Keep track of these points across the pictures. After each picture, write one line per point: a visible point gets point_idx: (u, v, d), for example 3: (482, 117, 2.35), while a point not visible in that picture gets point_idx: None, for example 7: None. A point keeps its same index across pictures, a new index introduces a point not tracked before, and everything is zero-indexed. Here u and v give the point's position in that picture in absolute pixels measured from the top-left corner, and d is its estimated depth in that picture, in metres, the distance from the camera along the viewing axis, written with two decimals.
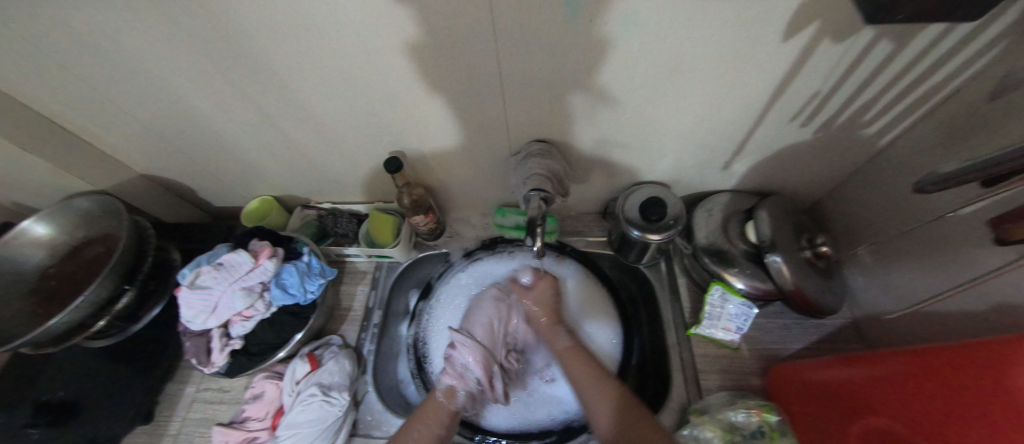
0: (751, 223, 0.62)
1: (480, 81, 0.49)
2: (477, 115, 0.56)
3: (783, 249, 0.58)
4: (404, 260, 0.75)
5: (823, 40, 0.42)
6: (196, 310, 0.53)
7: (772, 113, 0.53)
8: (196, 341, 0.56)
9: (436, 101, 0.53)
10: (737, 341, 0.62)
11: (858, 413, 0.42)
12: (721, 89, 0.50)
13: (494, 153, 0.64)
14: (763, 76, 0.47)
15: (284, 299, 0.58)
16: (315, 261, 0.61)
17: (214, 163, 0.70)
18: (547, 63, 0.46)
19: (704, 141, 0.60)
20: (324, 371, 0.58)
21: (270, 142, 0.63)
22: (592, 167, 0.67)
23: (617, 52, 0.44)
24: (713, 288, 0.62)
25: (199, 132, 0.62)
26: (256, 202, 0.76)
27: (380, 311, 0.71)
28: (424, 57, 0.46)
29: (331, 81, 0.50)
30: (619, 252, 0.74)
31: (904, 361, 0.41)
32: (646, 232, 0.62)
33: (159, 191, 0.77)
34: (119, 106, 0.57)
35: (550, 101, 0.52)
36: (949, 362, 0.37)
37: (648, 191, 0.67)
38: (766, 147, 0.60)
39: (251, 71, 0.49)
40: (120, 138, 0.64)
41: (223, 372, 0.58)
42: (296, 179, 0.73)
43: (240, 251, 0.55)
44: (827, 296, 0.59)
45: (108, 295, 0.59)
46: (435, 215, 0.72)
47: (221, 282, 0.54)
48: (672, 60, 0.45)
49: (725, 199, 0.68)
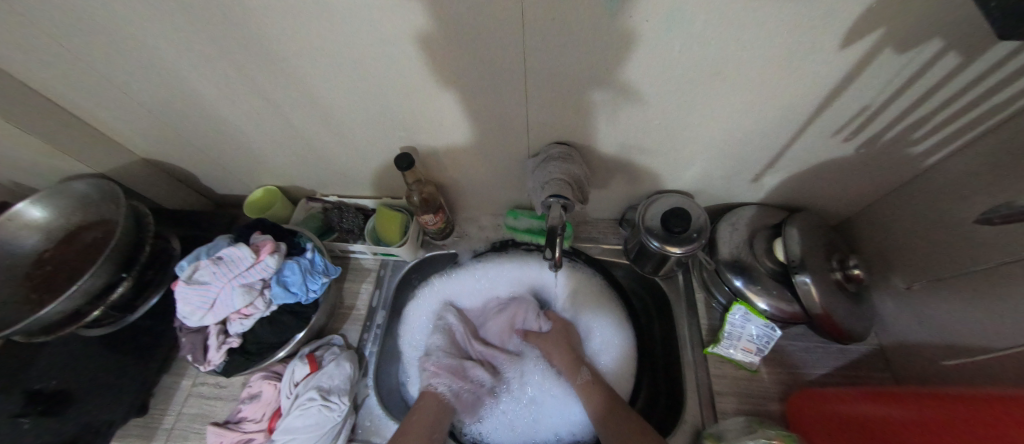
0: (779, 240, 0.58)
1: (502, 77, 0.46)
2: (496, 114, 0.52)
3: (814, 270, 0.55)
4: (410, 260, 0.72)
5: (884, 50, 0.38)
6: (193, 307, 0.51)
7: (814, 125, 0.50)
8: (192, 338, 0.54)
9: (453, 96, 0.49)
10: (757, 363, 0.59)
11: None
12: (761, 97, 0.46)
13: (511, 153, 0.60)
14: (811, 84, 0.44)
15: (285, 298, 0.55)
16: (319, 259, 0.59)
17: (216, 151, 0.67)
18: (577, 60, 0.42)
19: (736, 152, 0.56)
20: (324, 374, 0.56)
21: (275, 131, 0.60)
22: (612, 173, 0.64)
23: (654, 52, 0.40)
24: (735, 308, 0.58)
25: (202, 118, 0.59)
26: (260, 192, 0.73)
27: (384, 311, 0.68)
28: (442, 49, 0.42)
29: (340, 71, 0.47)
30: (634, 262, 0.71)
31: (952, 408, 0.37)
32: (667, 244, 0.59)
33: (161, 177, 0.74)
34: (117, 87, 0.54)
35: (576, 101, 0.49)
36: (992, 412, 0.33)
37: (670, 200, 0.63)
38: (802, 160, 0.56)
39: (258, 58, 0.46)
40: (118, 119, 0.61)
41: (220, 371, 0.56)
42: (302, 171, 0.70)
43: (241, 245, 0.52)
44: (858, 322, 0.56)
45: (104, 283, 0.58)
46: (445, 214, 0.69)
47: (220, 278, 0.51)
48: (715, 62, 0.41)
49: (751, 213, 0.65)
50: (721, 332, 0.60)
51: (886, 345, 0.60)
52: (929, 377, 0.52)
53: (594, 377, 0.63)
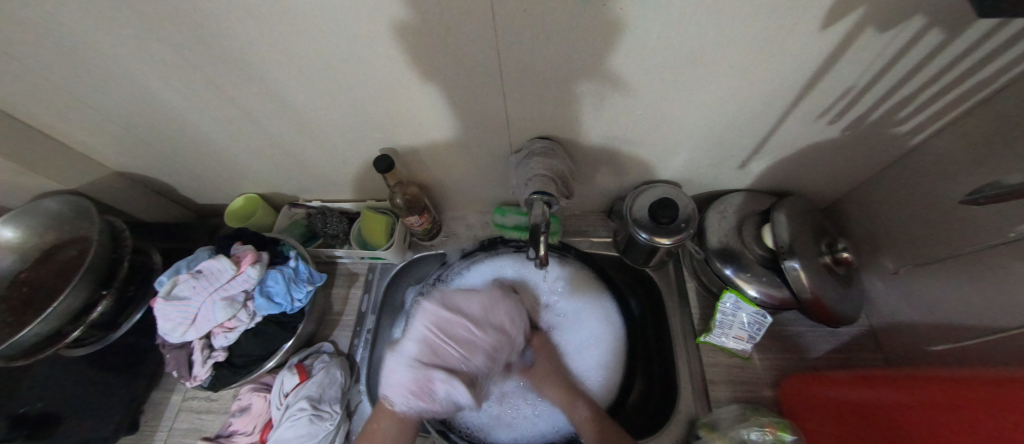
0: (767, 226, 0.58)
1: (478, 73, 0.44)
2: (476, 110, 0.51)
3: (802, 255, 0.54)
4: (398, 262, 0.71)
5: (866, 29, 0.37)
6: (173, 323, 0.50)
7: (798, 110, 0.49)
8: (175, 354, 0.52)
9: (429, 94, 0.48)
10: (749, 350, 0.59)
11: (871, 416, 0.42)
12: (743, 82, 0.45)
13: (494, 150, 0.59)
14: (793, 67, 0.43)
15: (269, 309, 0.54)
16: (303, 266, 0.58)
17: (192, 161, 0.65)
18: (554, 53, 0.41)
19: (721, 139, 0.55)
20: (313, 383, 0.55)
21: (251, 138, 0.58)
22: (599, 165, 0.63)
23: (632, 40, 0.39)
24: (726, 296, 0.58)
25: (174, 128, 0.57)
26: (241, 201, 0.72)
27: (374, 316, 0.67)
28: (413, 46, 0.40)
29: (310, 73, 0.45)
30: (624, 254, 0.70)
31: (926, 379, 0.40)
32: (655, 235, 0.59)
33: (137, 189, 0.72)
34: (81, 100, 0.52)
35: (555, 94, 0.48)
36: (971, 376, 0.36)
37: (657, 191, 0.63)
38: (788, 145, 0.56)
39: (224, 63, 0.44)
40: (86, 133, 0.59)
41: (206, 386, 0.54)
42: (282, 177, 0.68)
43: (221, 257, 0.51)
44: (847, 304, 0.56)
45: (81, 303, 0.56)
46: (430, 215, 0.68)
47: (201, 293, 0.50)
48: (694, 49, 0.40)
49: (739, 199, 0.64)
50: (712, 321, 0.60)
51: (876, 326, 0.61)
52: (920, 357, 0.52)
53: (593, 410, 0.57)
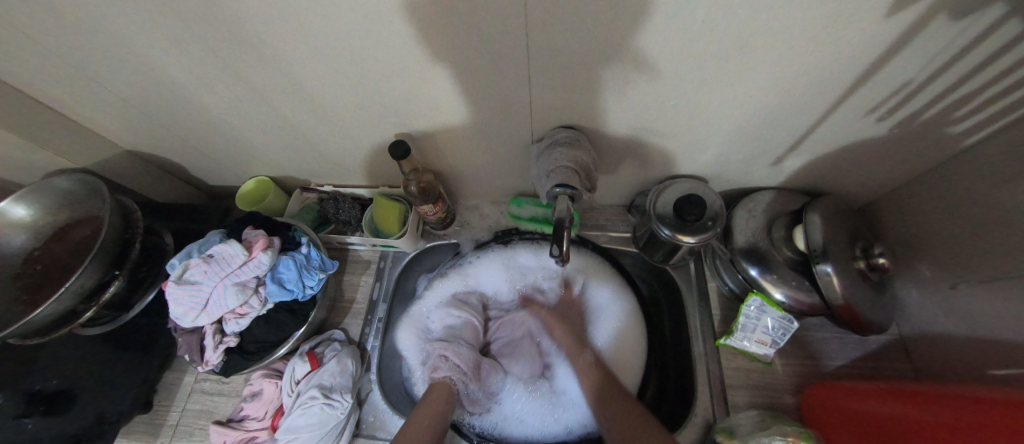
0: (800, 228, 0.55)
1: (502, 57, 0.42)
2: (497, 96, 0.48)
3: (836, 259, 0.52)
4: (410, 251, 0.69)
5: (937, 18, 0.33)
6: (185, 307, 0.49)
7: (845, 105, 0.45)
8: (187, 338, 0.52)
9: (449, 78, 0.45)
10: (772, 355, 0.56)
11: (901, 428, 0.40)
12: (788, 73, 0.42)
13: (514, 138, 0.56)
14: (848, 57, 0.39)
15: (281, 295, 0.53)
16: (315, 253, 0.57)
17: (203, 141, 0.63)
18: (586, 36, 0.38)
19: (756, 134, 0.52)
20: (325, 371, 0.55)
21: (261, 119, 0.56)
22: (622, 158, 0.60)
23: (674, 25, 0.36)
24: (752, 298, 0.55)
25: (183, 108, 0.55)
26: (252, 183, 0.70)
27: (385, 305, 0.66)
28: (435, 26, 0.38)
29: (323, 53, 0.42)
30: (643, 250, 0.68)
31: (974, 400, 0.37)
32: (679, 233, 0.56)
33: (148, 169, 0.71)
34: (87, 76, 0.50)
35: (583, 81, 0.45)
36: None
37: (683, 186, 0.60)
38: (829, 142, 0.52)
39: (234, 41, 0.42)
40: (94, 111, 0.57)
41: (218, 371, 0.54)
42: (294, 161, 0.67)
43: (232, 242, 0.50)
44: (880, 312, 0.53)
45: (95, 283, 0.56)
46: (444, 204, 0.66)
47: (212, 277, 0.49)
48: (740, 36, 0.37)
49: (769, 198, 0.61)
50: (734, 324, 0.58)
51: (906, 335, 0.58)
52: (958, 370, 0.50)
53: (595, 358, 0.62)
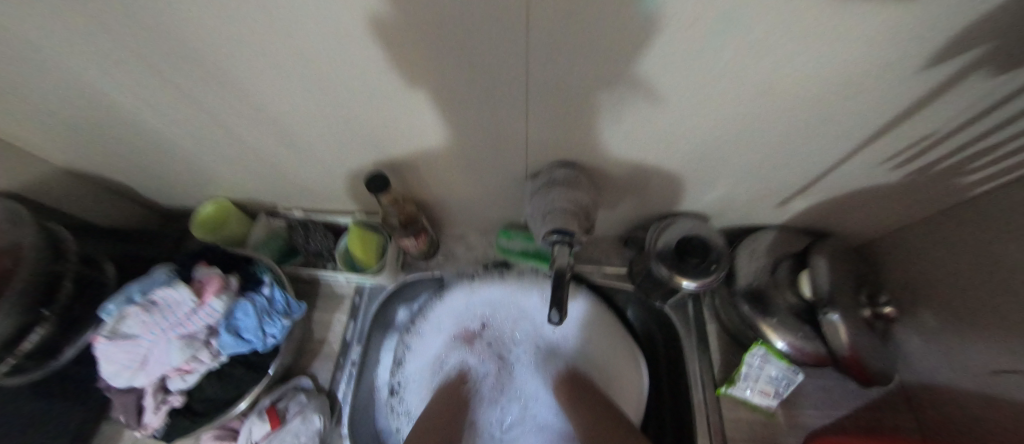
0: (805, 273, 0.52)
1: (498, 92, 0.37)
2: (489, 130, 0.43)
3: (843, 308, 0.49)
4: (388, 285, 0.63)
5: (974, 74, 0.31)
6: (119, 365, 0.42)
7: (861, 153, 0.43)
8: (122, 399, 0.44)
9: (433, 107, 0.40)
10: (774, 406, 0.54)
11: None
12: (803, 122, 0.39)
13: (505, 171, 0.52)
14: (869, 108, 0.36)
15: (237, 347, 0.47)
16: (279, 295, 0.50)
17: (152, 162, 0.56)
18: (592, 74, 0.34)
19: (764, 176, 0.49)
20: (288, 432, 0.49)
21: (224, 144, 0.50)
22: (621, 194, 0.56)
23: (692, 66, 0.32)
24: (755, 347, 0.52)
25: (126, 126, 0.48)
26: (209, 206, 0.62)
27: (359, 347, 0.60)
28: (421, 53, 0.32)
29: (293, 77, 0.37)
30: (640, 288, 0.63)
31: None
32: (678, 274, 0.52)
33: (85, 188, 0.62)
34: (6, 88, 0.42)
35: (585, 117, 0.40)
36: None
37: (684, 226, 0.56)
38: (838, 186, 0.50)
39: (181, 58, 0.35)
40: (18, 125, 0.49)
41: (160, 435, 0.47)
42: (260, 186, 0.60)
43: (179, 287, 0.44)
44: (883, 363, 0.51)
45: (15, 328, 0.48)
46: (428, 236, 0.61)
47: (152, 330, 0.43)
48: (761, 83, 0.34)
49: (771, 238, 0.59)
50: (736, 372, 0.54)
51: (908, 384, 0.56)
52: (963, 429, 0.48)
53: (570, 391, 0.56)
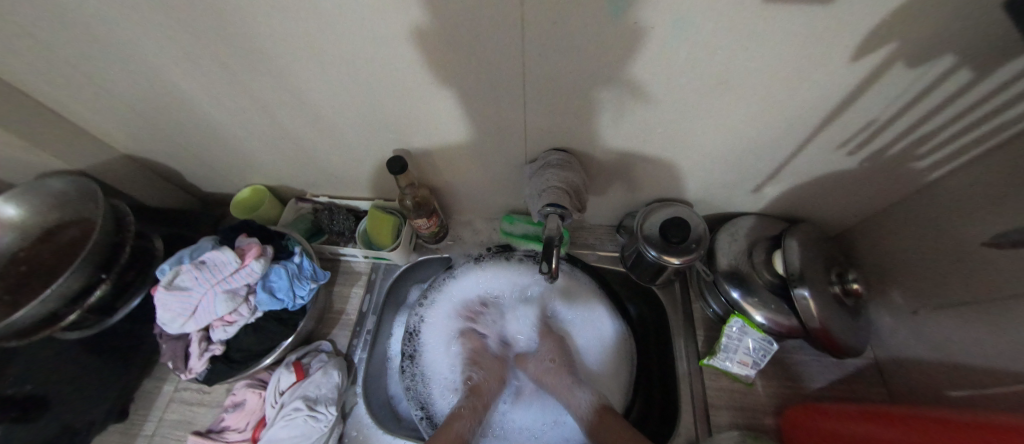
0: (779, 252, 0.58)
1: (500, 83, 0.44)
2: (493, 118, 0.51)
3: (812, 284, 0.54)
4: (402, 263, 0.70)
5: (895, 65, 0.37)
6: (173, 313, 0.49)
7: (819, 139, 0.49)
8: (172, 345, 0.51)
9: (446, 97, 0.47)
10: (753, 376, 0.58)
11: None
12: (762, 111, 0.45)
13: (508, 157, 0.58)
14: (816, 97, 0.42)
15: (271, 305, 0.54)
16: (308, 263, 0.57)
17: (201, 148, 0.64)
18: (577, 66, 0.41)
19: (737, 162, 0.55)
20: (311, 383, 0.54)
21: (266, 131, 0.58)
22: (611, 180, 0.62)
23: (659, 60, 0.39)
24: (733, 320, 0.57)
25: (185, 115, 0.56)
26: (245, 192, 0.71)
27: (374, 317, 0.67)
28: (438, 48, 0.40)
29: (333, 70, 0.44)
30: (631, 270, 0.69)
31: (946, 431, 0.36)
32: (665, 255, 0.58)
33: (142, 175, 0.71)
34: (93, 81, 0.51)
35: (574, 106, 0.47)
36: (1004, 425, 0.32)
37: (670, 210, 0.62)
38: (805, 172, 0.55)
39: (244, 53, 0.43)
40: (95, 114, 0.58)
41: (202, 379, 0.53)
42: (291, 171, 0.68)
43: (226, 250, 0.50)
44: (852, 335, 0.55)
45: (81, 286, 0.56)
46: (439, 218, 0.67)
47: (202, 284, 0.49)
48: (721, 75, 0.40)
49: (750, 223, 0.64)
50: (718, 344, 0.59)
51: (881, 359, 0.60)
52: (927, 396, 0.51)
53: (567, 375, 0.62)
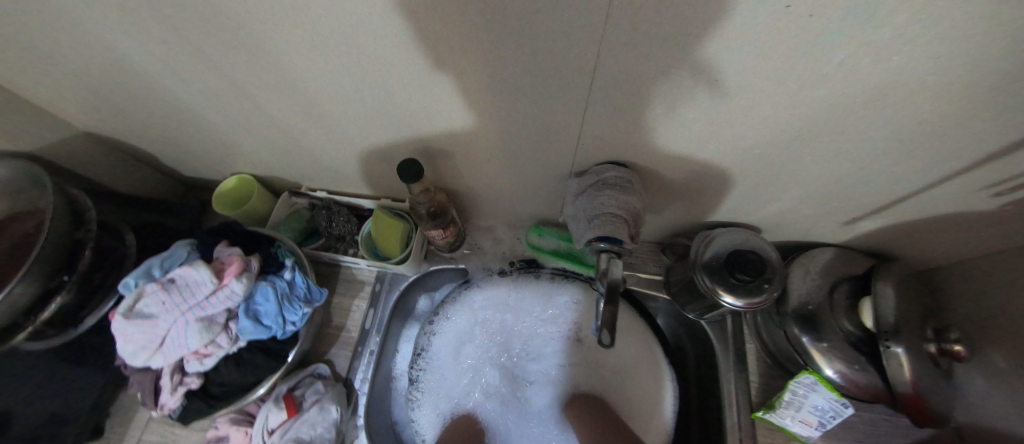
0: (868, 299, 0.47)
1: (555, 78, 0.32)
2: (537, 121, 0.39)
3: (908, 339, 0.44)
4: (411, 274, 0.61)
5: None
6: (135, 346, 0.40)
7: (966, 174, 0.37)
8: (140, 377, 0.43)
9: (478, 91, 0.35)
10: (816, 437, 0.50)
11: None
12: (905, 136, 0.33)
13: (547, 166, 0.47)
14: (998, 124, 0.30)
15: (256, 333, 0.45)
16: (300, 280, 0.48)
17: (172, 130, 0.53)
18: (669, 62, 0.29)
19: (839, 190, 0.43)
20: (304, 422, 0.47)
21: (248, 117, 0.46)
22: (670, 197, 0.51)
23: (794, 61, 0.27)
24: (803, 376, 0.48)
25: (145, 91, 0.45)
26: (232, 180, 0.61)
27: (378, 336, 0.58)
28: (473, 25, 0.28)
29: (325, 47, 0.32)
30: (676, 299, 0.60)
31: None
32: (719, 287, 0.49)
33: (109, 154, 0.60)
34: (17, 43, 0.39)
35: (647, 113, 0.35)
36: None
37: (736, 236, 0.52)
38: (923, 207, 0.44)
39: (202, 17, 0.31)
40: (35, 84, 0.46)
41: (177, 417, 0.45)
42: (284, 163, 0.57)
43: (199, 266, 0.41)
44: (945, 402, 0.46)
45: (35, 295, 0.47)
46: (456, 228, 0.57)
47: (170, 312, 0.40)
48: (876, 88, 0.28)
49: (830, 255, 0.54)
50: (777, 399, 0.50)
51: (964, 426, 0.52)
52: None
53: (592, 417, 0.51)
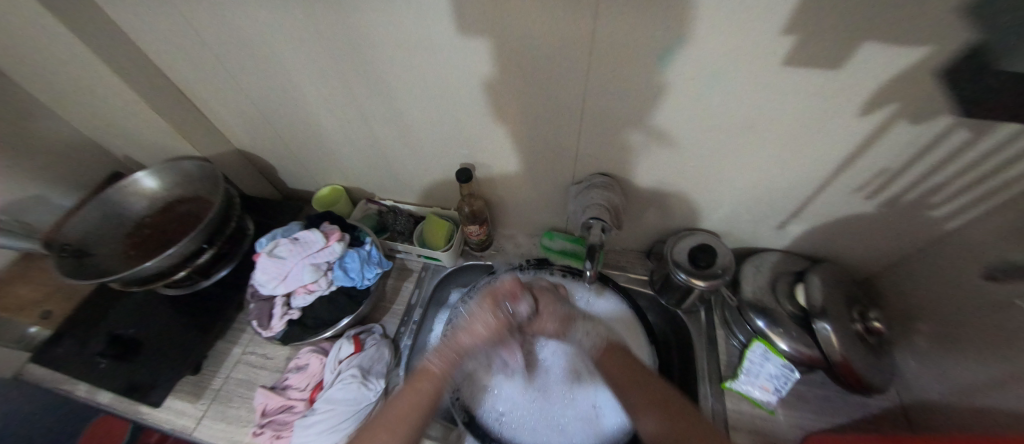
0: (801, 285, 0.62)
1: (560, 113, 0.54)
2: (550, 143, 0.60)
3: (835, 317, 0.57)
4: (449, 266, 0.78)
5: (898, 121, 0.44)
6: (269, 276, 0.59)
7: (837, 182, 0.55)
8: (261, 305, 0.61)
9: (514, 121, 0.57)
10: (774, 403, 0.61)
11: None
12: (782, 154, 0.53)
13: (556, 178, 0.68)
14: (831, 145, 0.50)
15: (344, 281, 0.63)
16: (376, 251, 0.67)
17: (298, 149, 0.77)
18: (624, 102, 0.50)
19: (762, 198, 0.62)
20: (366, 356, 0.62)
21: (358, 139, 0.70)
22: (646, 206, 0.70)
23: (692, 103, 0.48)
24: (755, 344, 0.61)
25: (296, 121, 0.69)
26: (327, 190, 0.83)
27: (420, 309, 0.73)
28: (513, 81, 0.50)
29: (426, 93, 0.56)
30: (659, 293, 0.74)
31: None
32: (692, 277, 0.63)
33: (244, 166, 0.85)
34: (235, 89, 0.65)
35: (617, 137, 0.56)
36: None
37: (698, 237, 0.68)
38: (827, 213, 0.61)
39: (360, 77, 0.56)
40: (227, 114, 0.72)
41: (278, 339, 0.62)
42: (369, 175, 0.79)
43: (315, 230, 0.61)
44: (874, 372, 0.57)
45: (192, 250, 0.65)
46: (488, 228, 0.77)
47: (294, 256, 0.59)
48: (747, 122, 0.49)
49: (775, 258, 0.70)
50: (740, 368, 0.63)
51: (906, 403, 0.60)
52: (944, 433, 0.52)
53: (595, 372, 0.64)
